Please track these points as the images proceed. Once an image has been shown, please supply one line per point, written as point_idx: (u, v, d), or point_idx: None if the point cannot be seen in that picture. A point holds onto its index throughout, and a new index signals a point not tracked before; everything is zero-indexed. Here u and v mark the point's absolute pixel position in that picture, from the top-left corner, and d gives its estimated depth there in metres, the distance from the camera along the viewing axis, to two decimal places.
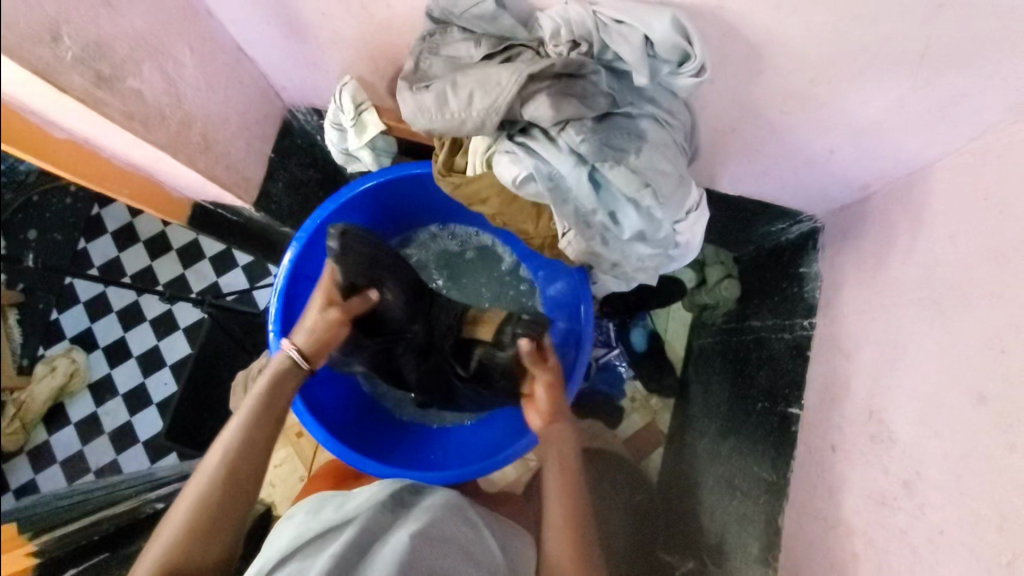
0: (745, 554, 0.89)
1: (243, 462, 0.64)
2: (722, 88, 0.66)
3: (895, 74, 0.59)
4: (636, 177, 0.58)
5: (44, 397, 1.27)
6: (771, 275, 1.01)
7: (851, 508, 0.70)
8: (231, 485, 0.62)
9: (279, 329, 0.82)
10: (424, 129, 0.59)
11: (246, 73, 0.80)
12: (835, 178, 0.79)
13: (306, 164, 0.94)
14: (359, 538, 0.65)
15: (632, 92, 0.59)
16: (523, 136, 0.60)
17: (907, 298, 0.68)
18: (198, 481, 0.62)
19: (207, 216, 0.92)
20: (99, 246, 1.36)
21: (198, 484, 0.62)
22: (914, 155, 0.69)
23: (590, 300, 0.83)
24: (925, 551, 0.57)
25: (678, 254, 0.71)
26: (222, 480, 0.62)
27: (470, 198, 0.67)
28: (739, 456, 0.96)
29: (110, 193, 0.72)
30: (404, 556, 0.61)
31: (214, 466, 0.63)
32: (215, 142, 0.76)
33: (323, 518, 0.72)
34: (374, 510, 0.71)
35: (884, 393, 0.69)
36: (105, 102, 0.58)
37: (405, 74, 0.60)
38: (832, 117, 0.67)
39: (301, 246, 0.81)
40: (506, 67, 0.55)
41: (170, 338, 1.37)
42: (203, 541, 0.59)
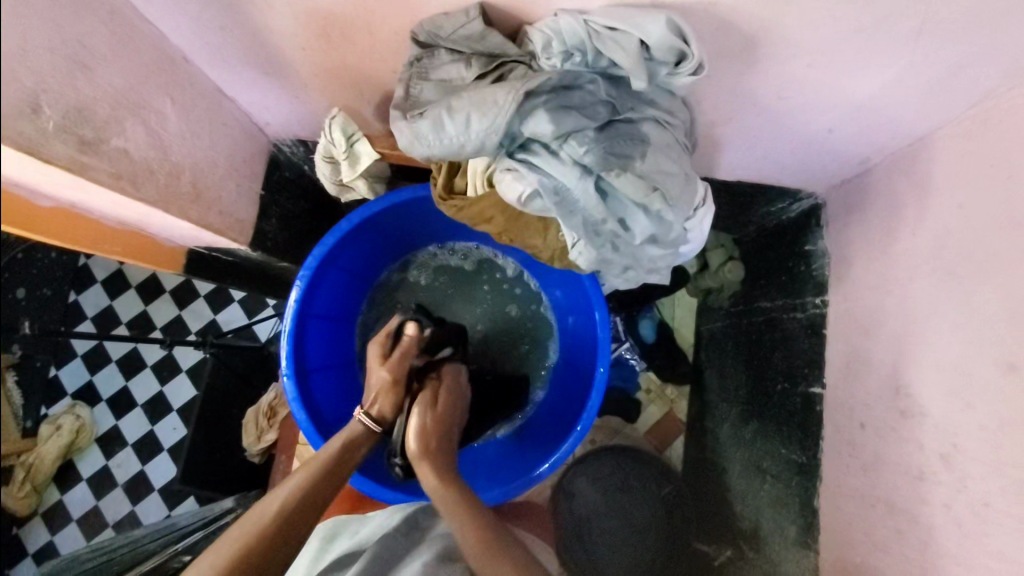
0: (785, 538, 0.88)
1: (286, 530, 0.63)
2: (716, 80, 0.65)
3: (890, 53, 0.58)
4: (643, 182, 0.57)
5: (55, 455, 1.24)
6: (776, 255, 1.01)
7: (889, 485, 0.70)
8: (273, 548, 0.61)
9: (293, 368, 0.79)
10: (422, 156, 0.57)
11: (227, 114, 0.78)
12: (833, 154, 0.79)
13: (294, 197, 0.94)
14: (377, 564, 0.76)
15: (631, 97, 0.58)
16: (524, 153, 0.58)
17: (921, 270, 0.68)
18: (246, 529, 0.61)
19: (202, 261, 0.88)
20: (89, 297, 1.34)
21: (242, 538, 0.61)
22: (912, 127, 0.69)
23: (603, 305, 0.80)
24: (973, 526, 0.57)
25: (688, 250, 0.70)
26: (271, 543, 0.61)
27: (474, 219, 0.66)
28: (766, 440, 0.96)
29: (103, 253, 0.70)
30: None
31: (264, 519, 0.63)
32: (206, 188, 0.74)
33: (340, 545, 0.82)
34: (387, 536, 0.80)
35: (909, 368, 0.68)
36: (92, 166, 0.56)
37: (397, 102, 0.58)
38: (828, 97, 0.67)
39: (305, 284, 0.79)
40: (501, 86, 0.54)
41: (174, 383, 1.35)
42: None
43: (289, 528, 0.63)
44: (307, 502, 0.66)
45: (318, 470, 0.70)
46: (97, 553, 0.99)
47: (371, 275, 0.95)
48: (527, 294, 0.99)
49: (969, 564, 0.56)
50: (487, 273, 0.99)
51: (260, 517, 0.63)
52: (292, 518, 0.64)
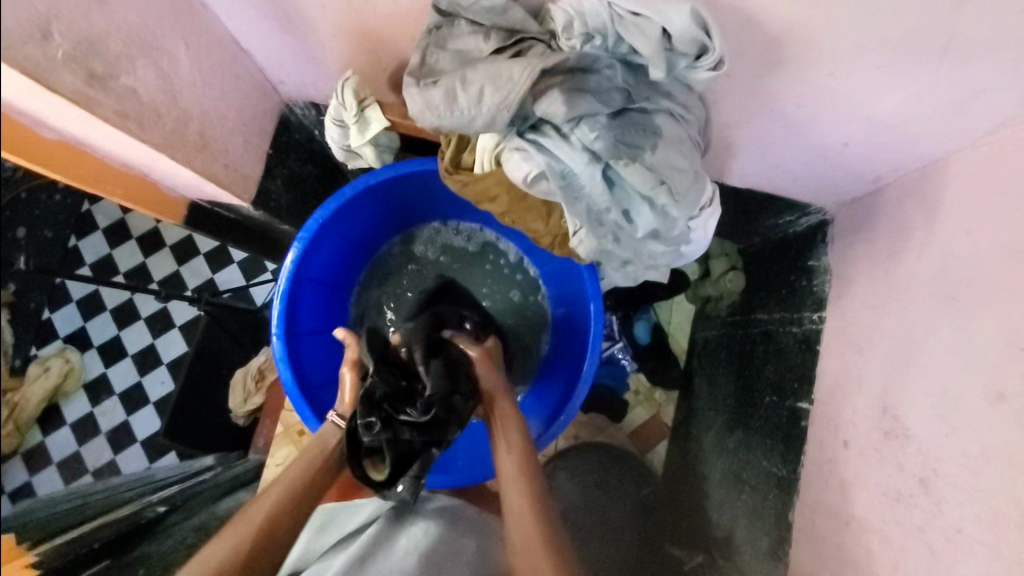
0: (757, 549, 0.88)
1: (268, 545, 0.67)
2: (735, 80, 0.65)
3: (914, 69, 0.58)
4: (651, 175, 0.56)
5: (41, 397, 1.20)
6: (779, 268, 1.00)
7: (864, 505, 0.70)
8: (253, 561, 0.66)
9: (283, 329, 0.79)
10: (432, 126, 0.57)
11: (242, 68, 0.77)
12: (846, 169, 0.78)
13: (303, 159, 0.92)
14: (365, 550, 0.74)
15: (647, 87, 0.57)
16: (534, 133, 0.57)
17: (921, 294, 0.68)
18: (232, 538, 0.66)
19: (204, 215, 0.88)
20: (91, 244, 1.31)
21: (224, 550, 0.65)
22: (928, 148, 0.68)
23: (598, 297, 0.80)
24: (943, 550, 0.57)
25: (690, 250, 0.69)
26: (253, 558, 0.65)
27: (478, 196, 0.65)
28: (748, 451, 0.96)
29: (104, 194, 0.69)
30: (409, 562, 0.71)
31: (249, 528, 0.67)
32: (213, 140, 0.73)
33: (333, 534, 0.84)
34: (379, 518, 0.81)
35: (898, 389, 0.68)
36: (99, 101, 0.56)
37: (411, 69, 0.57)
38: (846, 109, 0.66)
39: (303, 247, 0.79)
40: (518, 62, 0.53)
41: (167, 337, 1.36)
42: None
43: (271, 539, 0.67)
44: (290, 513, 0.69)
45: (305, 475, 0.72)
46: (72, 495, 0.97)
47: (372, 246, 0.95)
48: (526, 280, 0.98)
49: None
50: (488, 254, 0.98)
51: (245, 527, 0.67)
52: (275, 530, 0.68)
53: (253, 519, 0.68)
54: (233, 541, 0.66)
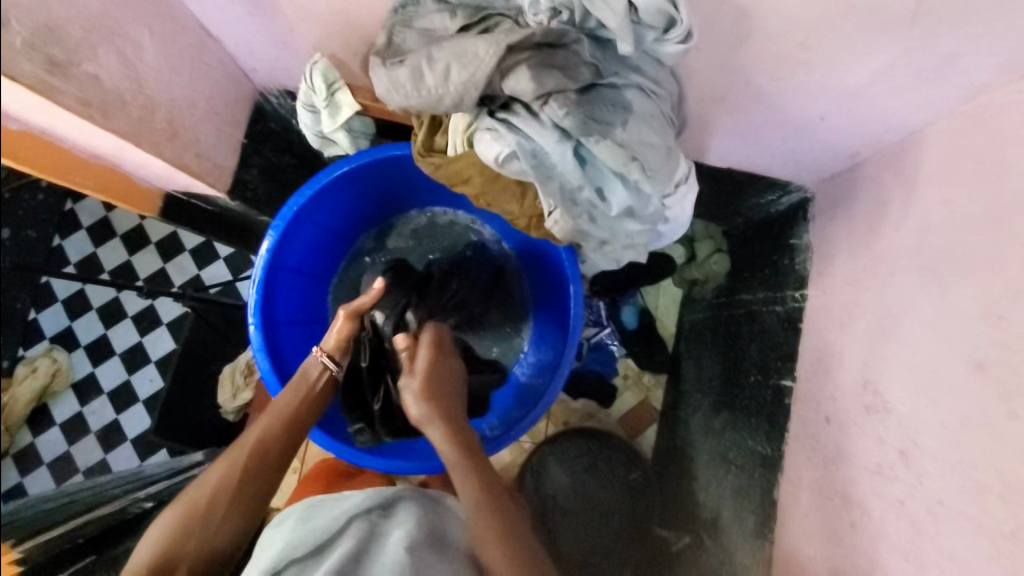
0: (744, 528, 0.89)
1: (262, 465, 0.69)
2: (708, 54, 0.64)
3: (886, 38, 0.57)
4: (622, 151, 0.56)
5: (28, 398, 1.21)
6: (762, 248, 1.00)
7: (847, 480, 0.70)
8: (249, 481, 0.68)
9: (261, 319, 0.79)
10: (400, 107, 0.56)
11: (212, 55, 0.76)
12: (825, 145, 0.78)
13: (281, 149, 0.91)
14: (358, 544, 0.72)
15: (617, 62, 0.57)
16: (504, 112, 0.57)
17: (899, 267, 0.68)
18: (225, 462, 0.68)
19: (181, 207, 0.87)
20: (74, 243, 1.30)
21: (218, 475, 0.67)
22: (904, 120, 0.68)
23: (578, 280, 0.80)
24: (925, 521, 0.57)
25: (667, 229, 0.69)
26: (250, 475, 0.68)
27: (451, 178, 0.65)
28: (734, 431, 0.96)
29: (74, 185, 0.68)
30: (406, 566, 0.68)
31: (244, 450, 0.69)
32: (183, 129, 0.72)
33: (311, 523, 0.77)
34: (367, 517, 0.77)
35: (878, 363, 0.68)
36: (61, 89, 0.55)
37: (378, 50, 0.57)
38: (822, 83, 0.66)
39: (279, 235, 0.78)
40: (483, 38, 0.52)
41: (154, 334, 1.35)
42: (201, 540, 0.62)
43: (265, 460, 0.70)
44: (280, 436, 0.72)
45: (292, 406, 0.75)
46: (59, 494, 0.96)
47: (351, 233, 0.94)
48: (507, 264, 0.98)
49: (920, 559, 0.57)
50: (472, 237, 0.98)
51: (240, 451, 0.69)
52: (269, 451, 0.71)
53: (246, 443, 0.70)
54: (229, 464, 0.68)
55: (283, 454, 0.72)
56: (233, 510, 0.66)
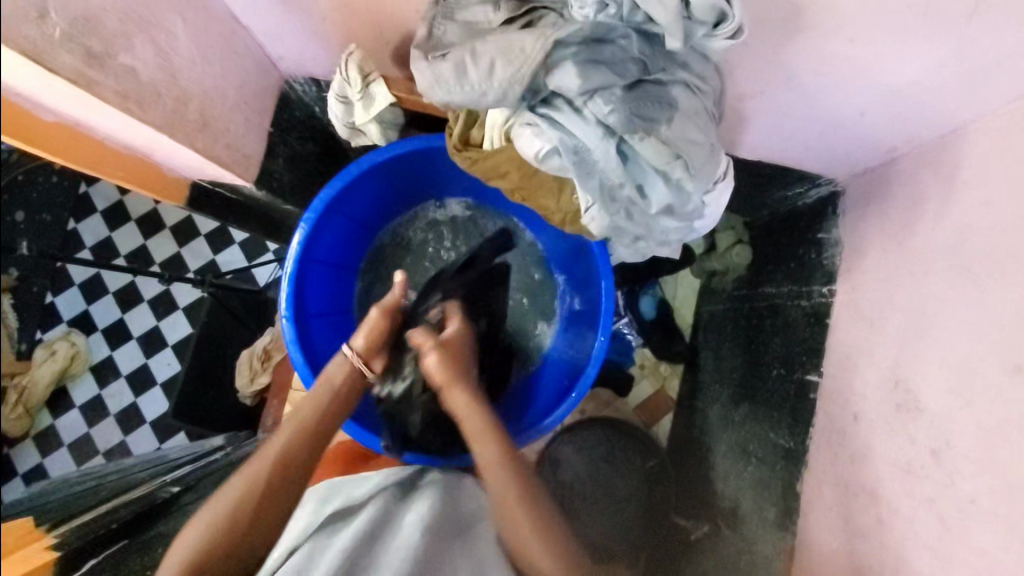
0: (763, 519, 0.90)
1: (282, 480, 0.69)
2: (752, 49, 0.63)
3: (937, 34, 0.56)
4: (667, 149, 0.55)
5: (49, 380, 1.23)
6: (786, 241, 1.00)
7: (875, 476, 0.70)
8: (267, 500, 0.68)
9: (293, 312, 0.79)
10: (440, 101, 0.55)
11: (241, 44, 0.75)
12: (860, 140, 0.77)
13: (304, 137, 0.91)
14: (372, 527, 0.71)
15: (663, 57, 0.55)
16: (546, 108, 0.56)
17: (937, 266, 0.67)
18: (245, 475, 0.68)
19: (206, 196, 0.86)
20: (88, 226, 1.30)
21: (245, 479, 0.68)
22: (948, 117, 0.67)
23: (610, 274, 0.79)
24: (956, 520, 0.57)
25: (702, 226, 0.68)
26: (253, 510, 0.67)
27: (488, 173, 0.64)
28: (755, 423, 0.96)
29: (105, 177, 0.67)
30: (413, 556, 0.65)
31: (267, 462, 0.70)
32: (213, 119, 0.72)
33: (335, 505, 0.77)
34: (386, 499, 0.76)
35: (912, 363, 0.68)
36: (98, 82, 0.54)
37: (418, 42, 0.55)
38: (866, 78, 0.64)
39: (310, 228, 0.78)
40: (530, 33, 0.51)
41: (171, 319, 1.34)
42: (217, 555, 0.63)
43: (287, 474, 0.70)
44: (298, 450, 0.72)
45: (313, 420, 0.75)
46: (86, 478, 0.98)
47: (377, 223, 0.94)
48: (534, 254, 0.98)
49: (949, 557, 0.57)
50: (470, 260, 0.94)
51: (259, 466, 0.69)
52: (290, 464, 0.71)
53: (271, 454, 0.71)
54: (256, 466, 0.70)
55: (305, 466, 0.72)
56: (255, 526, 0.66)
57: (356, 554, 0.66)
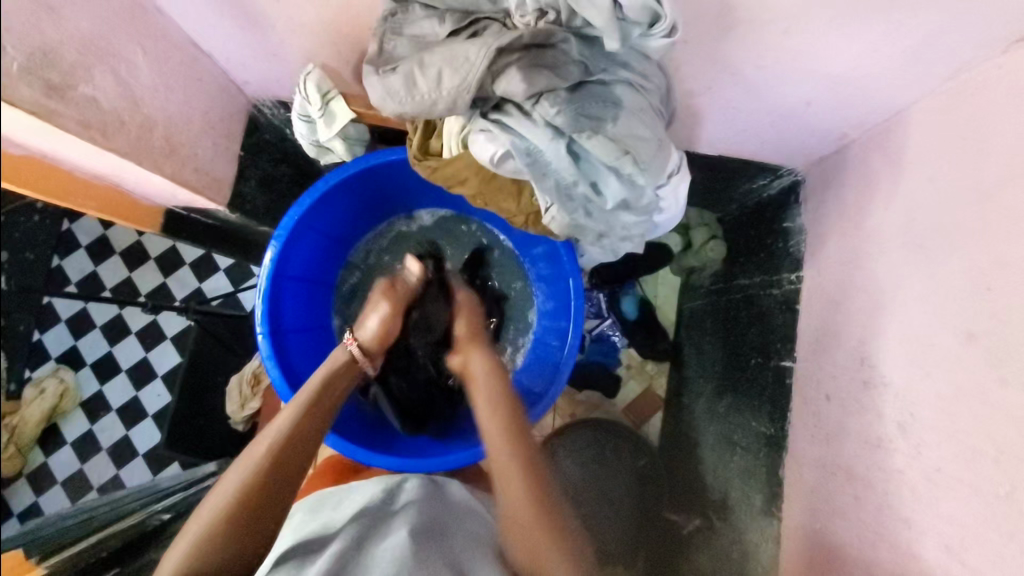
0: (751, 508, 0.90)
1: (282, 465, 0.68)
2: (693, 47, 0.66)
3: (864, 22, 0.59)
4: (615, 145, 0.57)
5: (38, 419, 1.22)
6: (757, 233, 1.02)
7: (849, 454, 0.72)
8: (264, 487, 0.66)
9: (268, 328, 0.80)
10: (394, 113, 0.57)
11: (205, 71, 0.77)
12: (812, 128, 0.79)
13: (276, 159, 0.92)
14: (358, 540, 0.69)
15: (604, 58, 0.58)
16: (497, 113, 0.58)
17: (891, 244, 0.69)
18: (238, 473, 0.66)
19: (181, 222, 0.88)
20: (72, 263, 1.29)
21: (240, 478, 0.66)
22: (890, 100, 0.69)
23: (577, 274, 0.82)
24: (924, 488, 0.59)
25: (662, 219, 0.71)
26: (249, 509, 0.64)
27: (449, 180, 0.66)
28: (737, 414, 0.98)
29: (77, 207, 0.69)
30: (400, 553, 0.65)
31: (261, 455, 0.68)
32: (180, 145, 0.74)
33: (323, 517, 0.77)
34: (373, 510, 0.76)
35: (874, 340, 0.70)
36: (60, 112, 0.56)
37: (370, 58, 0.58)
38: (805, 67, 0.67)
39: (281, 245, 0.79)
40: (473, 43, 0.53)
41: (159, 350, 1.34)
42: (228, 553, 0.61)
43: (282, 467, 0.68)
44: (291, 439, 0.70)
45: (307, 406, 0.74)
46: (79, 511, 0.98)
47: (350, 237, 0.96)
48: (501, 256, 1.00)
49: (920, 526, 0.58)
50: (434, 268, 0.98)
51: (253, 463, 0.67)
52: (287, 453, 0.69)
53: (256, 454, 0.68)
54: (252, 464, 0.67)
55: (307, 450, 0.71)
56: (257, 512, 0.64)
57: (342, 563, 0.64)
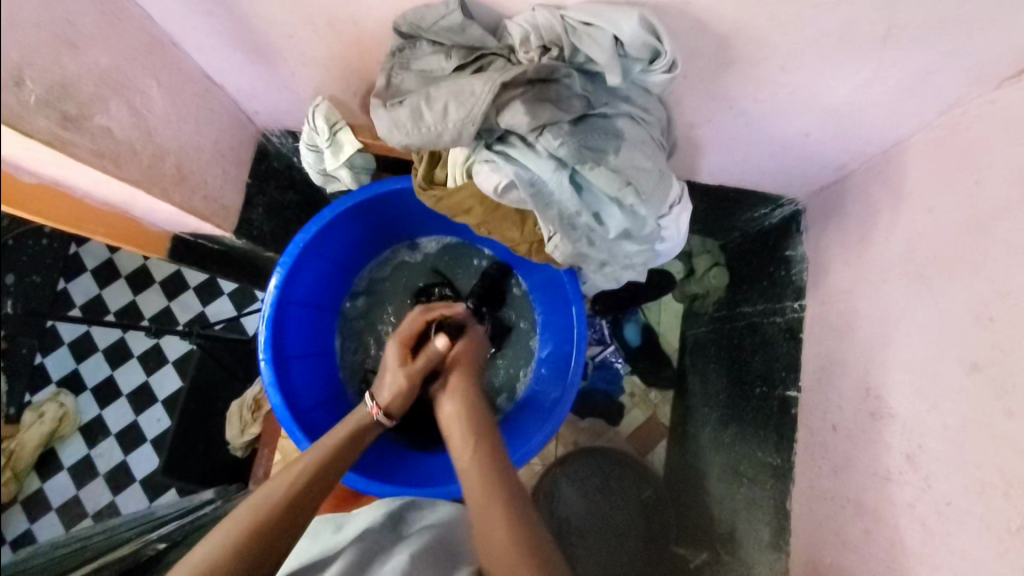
0: (759, 541, 0.88)
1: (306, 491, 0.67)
2: (693, 81, 0.67)
3: (859, 58, 0.60)
4: (617, 177, 0.58)
5: (36, 444, 1.22)
6: (759, 261, 1.02)
7: (857, 486, 0.70)
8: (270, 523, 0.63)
9: (271, 354, 0.80)
10: (401, 145, 0.58)
11: (216, 102, 0.79)
12: (811, 159, 0.80)
13: (283, 187, 0.94)
14: (360, 560, 0.69)
15: (606, 93, 0.59)
16: (501, 145, 0.59)
17: (893, 273, 0.69)
18: (244, 514, 0.63)
19: (188, 247, 0.89)
20: (78, 285, 1.30)
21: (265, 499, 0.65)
22: (887, 133, 0.71)
23: (579, 300, 0.82)
24: (934, 523, 0.57)
25: (664, 248, 0.72)
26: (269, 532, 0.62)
27: (453, 209, 0.67)
28: (743, 443, 0.96)
29: (87, 234, 0.70)
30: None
31: (280, 487, 0.66)
32: (190, 173, 0.75)
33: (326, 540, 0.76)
34: (376, 532, 0.75)
35: (880, 370, 0.69)
36: (74, 142, 0.57)
37: (378, 91, 0.60)
38: (804, 101, 0.68)
39: (286, 272, 0.80)
40: (479, 78, 0.55)
41: (159, 374, 1.32)
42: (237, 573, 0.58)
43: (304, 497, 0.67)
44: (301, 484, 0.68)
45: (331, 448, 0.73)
46: (72, 540, 0.96)
47: (355, 263, 0.97)
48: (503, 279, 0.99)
49: (932, 562, 0.57)
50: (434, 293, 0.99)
51: (263, 501, 0.64)
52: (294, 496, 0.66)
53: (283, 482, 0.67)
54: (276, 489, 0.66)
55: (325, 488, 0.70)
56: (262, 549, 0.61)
57: None
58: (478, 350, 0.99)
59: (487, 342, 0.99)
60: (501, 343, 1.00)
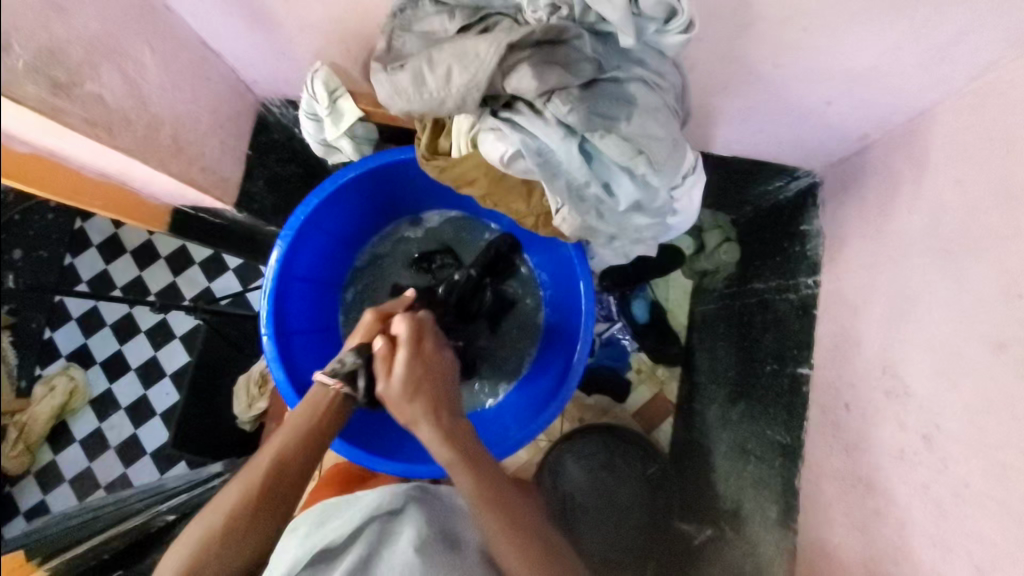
0: (765, 518, 0.88)
1: (273, 483, 0.65)
2: (710, 44, 0.64)
3: (889, 18, 0.57)
4: (628, 145, 0.56)
5: (47, 416, 1.22)
6: (772, 235, 0.99)
7: (870, 467, 0.69)
8: (255, 514, 0.64)
9: (273, 329, 0.79)
10: (402, 111, 0.56)
11: (213, 70, 0.77)
12: (830, 129, 0.77)
13: (285, 159, 0.91)
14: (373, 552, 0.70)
15: (618, 55, 0.56)
16: (508, 112, 0.57)
17: (914, 247, 0.67)
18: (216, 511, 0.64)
19: (187, 220, 0.87)
20: (85, 261, 1.29)
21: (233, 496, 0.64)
22: (914, 99, 0.67)
23: (587, 276, 0.80)
24: (950, 505, 0.56)
25: (676, 221, 0.69)
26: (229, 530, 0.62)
27: (458, 180, 0.64)
28: (750, 421, 0.95)
29: (85, 206, 0.69)
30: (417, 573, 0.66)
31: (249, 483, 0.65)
32: (188, 144, 0.73)
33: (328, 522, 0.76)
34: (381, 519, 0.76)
35: (897, 349, 0.67)
36: (66, 111, 0.55)
37: (378, 55, 0.57)
38: (826, 67, 0.65)
39: (286, 246, 0.78)
40: (484, 38, 0.52)
41: (167, 348, 1.33)
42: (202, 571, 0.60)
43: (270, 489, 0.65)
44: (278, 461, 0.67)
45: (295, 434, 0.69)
46: (85, 510, 0.98)
47: (357, 237, 0.95)
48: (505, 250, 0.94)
49: (947, 544, 0.56)
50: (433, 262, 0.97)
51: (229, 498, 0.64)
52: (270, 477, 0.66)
53: (253, 473, 0.66)
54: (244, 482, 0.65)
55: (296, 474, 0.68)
56: (247, 541, 0.63)
57: None
58: (476, 322, 0.97)
59: (487, 315, 0.98)
60: (503, 317, 0.99)
